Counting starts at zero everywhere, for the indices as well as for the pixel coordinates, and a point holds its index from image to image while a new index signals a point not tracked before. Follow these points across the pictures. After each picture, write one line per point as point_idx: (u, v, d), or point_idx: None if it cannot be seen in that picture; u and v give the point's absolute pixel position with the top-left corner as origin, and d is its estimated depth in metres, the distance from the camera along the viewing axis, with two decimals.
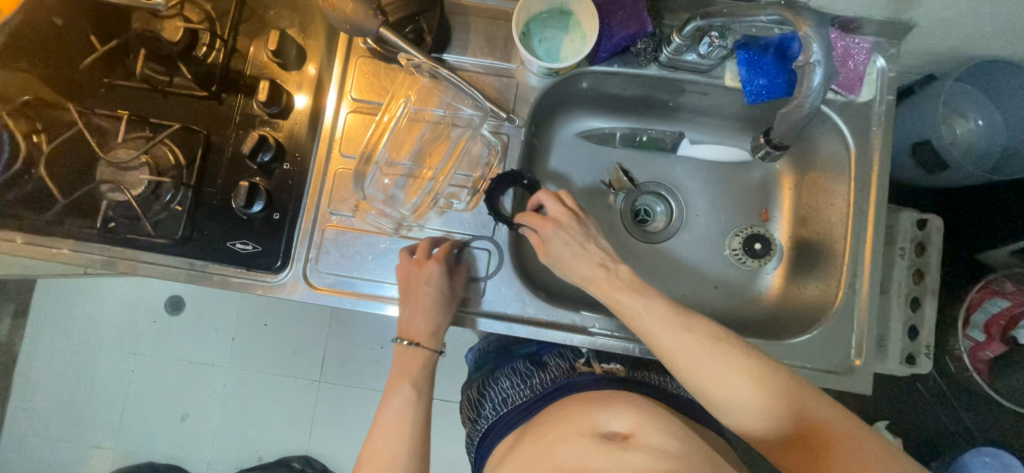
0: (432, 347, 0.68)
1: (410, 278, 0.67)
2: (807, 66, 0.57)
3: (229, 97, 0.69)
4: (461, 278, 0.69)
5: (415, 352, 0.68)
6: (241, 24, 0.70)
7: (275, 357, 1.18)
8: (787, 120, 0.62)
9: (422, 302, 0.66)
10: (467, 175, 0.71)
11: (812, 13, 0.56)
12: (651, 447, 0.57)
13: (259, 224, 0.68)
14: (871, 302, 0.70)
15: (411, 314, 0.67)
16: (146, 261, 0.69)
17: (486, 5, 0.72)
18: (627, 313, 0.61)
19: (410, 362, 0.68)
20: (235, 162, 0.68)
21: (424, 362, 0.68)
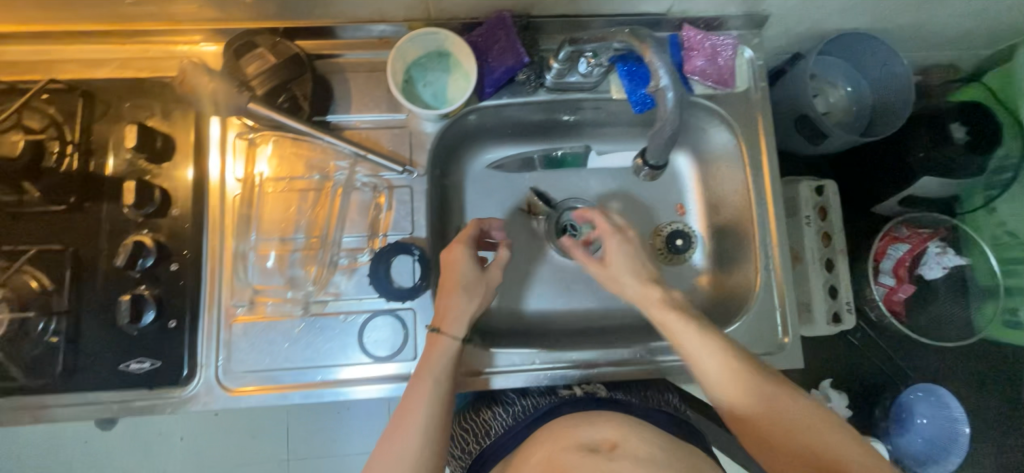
0: (455, 335, 0.61)
1: (446, 260, 0.65)
2: (659, 90, 0.57)
3: (92, 204, 0.63)
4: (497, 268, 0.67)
5: (436, 341, 0.61)
6: (94, 121, 0.64)
7: (228, 448, 1.03)
8: (657, 139, 0.61)
9: (450, 280, 0.64)
10: (359, 237, 0.67)
11: (655, 38, 0.56)
12: (636, 457, 0.54)
13: (152, 337, 0.62)
14: (786, 277, 0.73)
15: (441, 296, 0.64)
16: (27, 404, 0.61)
17: (364, 59, 0.70)
18: (629, 295, 0.63)
19: (432, 354, 0.60)
20: (112, 275, 0.62)
21: (447, 357, 0.60)
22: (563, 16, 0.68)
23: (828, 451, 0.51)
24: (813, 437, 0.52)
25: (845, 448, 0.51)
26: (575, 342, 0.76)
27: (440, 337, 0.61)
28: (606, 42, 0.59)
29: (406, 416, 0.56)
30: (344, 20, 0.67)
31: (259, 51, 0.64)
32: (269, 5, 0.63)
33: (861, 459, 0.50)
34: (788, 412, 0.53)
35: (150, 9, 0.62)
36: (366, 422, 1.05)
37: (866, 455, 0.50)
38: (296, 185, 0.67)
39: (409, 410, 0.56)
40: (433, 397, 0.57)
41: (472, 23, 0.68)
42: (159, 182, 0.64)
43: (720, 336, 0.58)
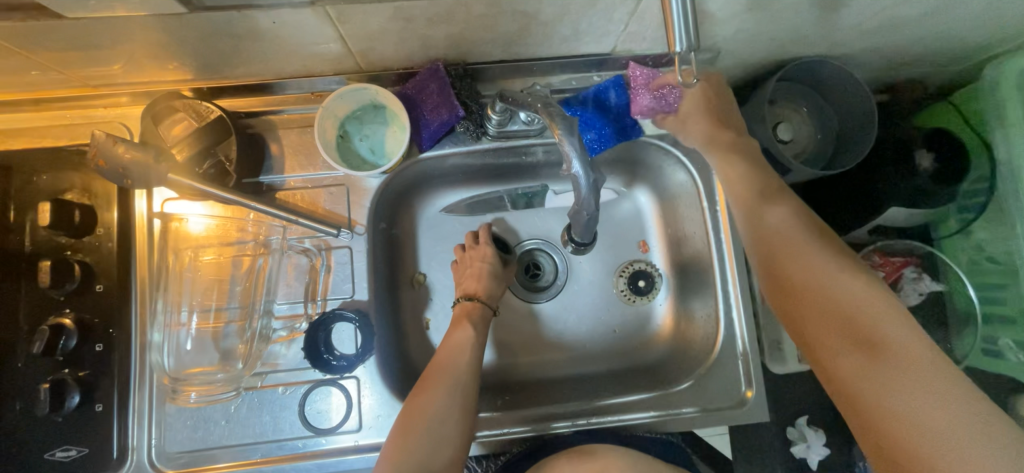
0: (489, 305, 0.69)
1: (469, 256, 0.72)
2: (572, 176, 0.54)
3: (6, 283, 0.59)
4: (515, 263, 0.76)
5: (469, 307, 0.68)
6: (8, 194, 0.60)
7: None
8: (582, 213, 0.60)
9: (476, 271, 0.70)
10: (292, 303, 0.64)
11: (567, 120, 0.52)
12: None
13: (75, 424, 0.59)
14: (748, 321, 0.70)
15: (466, 281, 0.70)
16: None
17: (297, 114, 0.67)
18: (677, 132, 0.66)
19: (467, 315, 0.68)
20: (31, 360, 0.58)
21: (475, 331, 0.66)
22: (503, 61, 0.66)
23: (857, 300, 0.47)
24: (846, 282, 0.49)
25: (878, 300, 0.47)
26: (537, 398, 0.73)
27: (475, 305, 0.68)
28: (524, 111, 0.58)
29: (431, 378, 0.60)
30: (271, 77, 0.64)
31: (178, 114, 0.62)
32: (187, 67, 0.60)
33: (892, 316, 0.46)
34: (814, 257, 0.51)
35: (63, 78, 0.59)
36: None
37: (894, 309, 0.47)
38: (230, 251, 0.64)
39: (435, 372, 0.61)
40: (464, 366, 0.61)
41: (407, 73, 0.65)
42: (81, 257, 0.61)
43: (763, 176, 0.59)
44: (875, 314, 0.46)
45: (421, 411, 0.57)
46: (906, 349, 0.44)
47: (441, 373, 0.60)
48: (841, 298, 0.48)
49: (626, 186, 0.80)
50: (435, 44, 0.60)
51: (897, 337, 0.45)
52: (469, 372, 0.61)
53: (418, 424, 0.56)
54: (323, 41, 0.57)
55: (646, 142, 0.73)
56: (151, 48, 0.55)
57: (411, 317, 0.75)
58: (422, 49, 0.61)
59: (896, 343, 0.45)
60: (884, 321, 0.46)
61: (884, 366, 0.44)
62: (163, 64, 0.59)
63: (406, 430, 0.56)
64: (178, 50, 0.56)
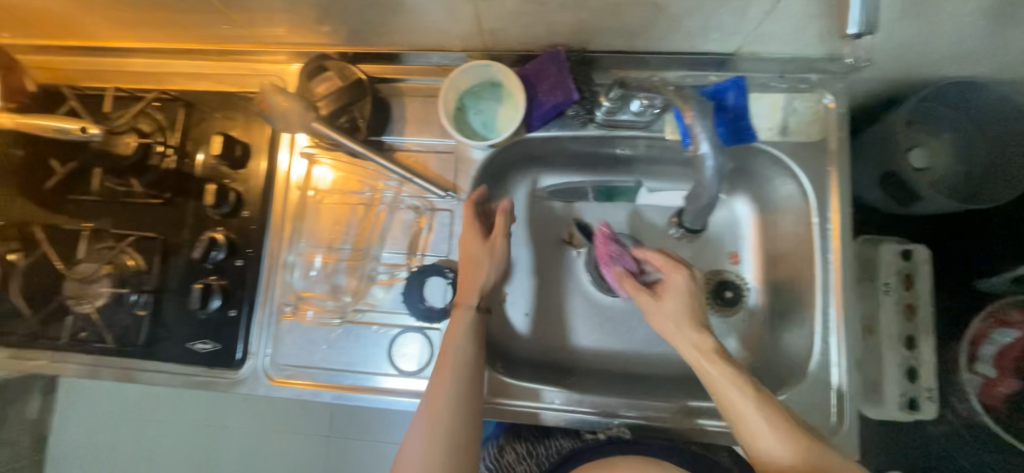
0: (471, 301, 0.65)
1: (466, 243, 0.67)
2: (697, 156, 0.57)
3: (183, 200, 0.72)
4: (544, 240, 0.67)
5: (457, 314, 0.65)
6: (191, 127, 0.73)
7: (281, 417, 1.10)
8: (695, 201, 0.63)
9: (470, 260, 0.67)
10: (397, 253, 0.71)
11: (699, 101, 0.55)
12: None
13: (214, 322, 0.70)
14: (847, 357, 0.64)
15: (463, 274, 0.67)
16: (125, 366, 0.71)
17: (422, 85, 0.74)
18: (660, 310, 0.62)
19: (455, 327, 0.64)
20: (191, 265, 0.71)
21: (471, 313, 0.65)
22: (620, 52, 0.67)
23: (778, 421, 0.54)
24: (742, 401, 0.56)
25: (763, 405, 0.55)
26: (600, 385, 0.74)
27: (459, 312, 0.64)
28: (648, 93, 0.60)
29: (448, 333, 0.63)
30: (406, 48, 0.71)
31: (327, 74, 0.70)
32: (340, 32, 0.68)
33: (778, 439, 0.53)
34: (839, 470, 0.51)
35: (242, 33, 0.70)
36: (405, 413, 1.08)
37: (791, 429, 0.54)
38: (349, 200, 0.72)
39: (450, 333, 0.63)
40: (465, 328, 0.63)
41: (529, 55, 0.68)
42: (235, 186, 0.72)
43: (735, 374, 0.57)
44: (783, 447, 0.53)
45: (445, 372, 0.61)
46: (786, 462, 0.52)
47: (456, 331, 0.63)
48: (744, 422, 0.55)
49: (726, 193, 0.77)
50: (560, 29, 0.62)
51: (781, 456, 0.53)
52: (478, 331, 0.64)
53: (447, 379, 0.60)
54: (459, 18, 0.62)
55: (758, 149, 0.69)
56: (317, 12, 0.64)
57: (492, 286, 0.79)
58: (547, 33, 0.64)
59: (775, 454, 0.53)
60: (766, 438, 0.54)
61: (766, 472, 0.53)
62: (321, 28, 0.68)
63: (442, 390, 0.60)
64: (337, 16, 0.64)
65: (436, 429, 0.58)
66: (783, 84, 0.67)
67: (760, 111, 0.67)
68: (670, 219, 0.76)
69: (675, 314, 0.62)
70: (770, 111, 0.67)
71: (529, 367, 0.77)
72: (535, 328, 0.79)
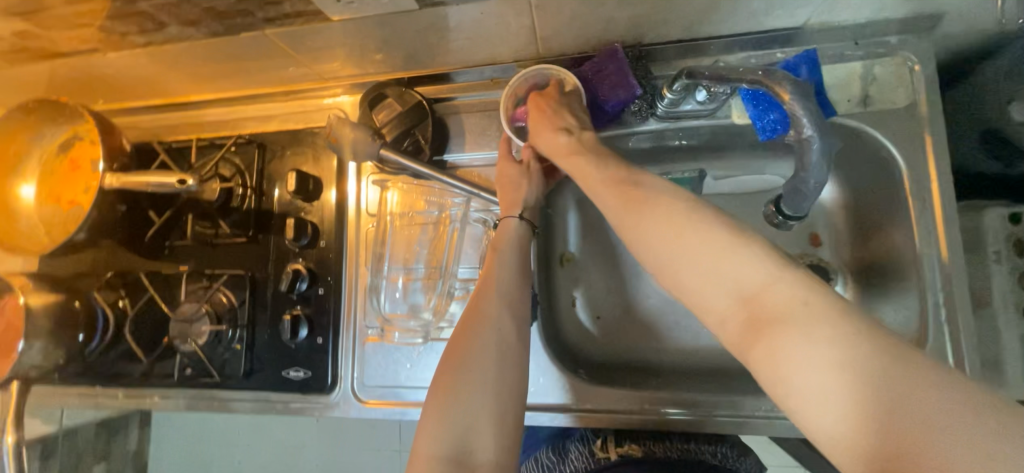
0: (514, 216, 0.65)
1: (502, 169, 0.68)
2: (802, 141, 0.54)
3: (264, 236, 0.76)
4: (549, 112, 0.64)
5: (503, 224, 0.65)
6: (266, 166, 0.78)
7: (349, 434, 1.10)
8: (803, 187, 0.58)
9: (508, 179, 0.67)
10: (471, 268, 0.71)
11: (795, 83, 0.52)
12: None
13: (305, 349, 0.73)
14: (967, 335, 0.59)
15: (502, 192, 0.67)
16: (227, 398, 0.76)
17: (476, 100, 0.75)
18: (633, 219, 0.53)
19: (500, 233, 0.65)
20: (278, 297, 0.74)
21: (513, 234, 0.64)
22: (678, 42, 0.65)
23: (779, 304, 0.42)
24: (763, 299, 0.43)
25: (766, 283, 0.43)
26: (687, 385, 0.71)
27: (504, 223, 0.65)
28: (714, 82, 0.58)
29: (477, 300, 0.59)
30: (461, 66, 0.72)
31: (388, 100, 0.73)
32: (397, 59, 0.70)
33: (833, 350, 0.38)
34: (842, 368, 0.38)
35: (306, 72, 0.74)
36: None
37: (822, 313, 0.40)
38: (417, 220, 0.74)
39: (480, 298, 0.59)
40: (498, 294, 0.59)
41: (581, 57, 0.68)
42: (311, 217, 0.76)
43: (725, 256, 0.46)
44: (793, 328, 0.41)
45: (465, 337, 0.55)
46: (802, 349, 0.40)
47: (483, 297, 0.59)
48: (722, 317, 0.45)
49: None
50: (617, 26, 0.62)
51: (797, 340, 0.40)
52: (509, 299, 0.59)
53: (463, 346, 0.55)
54: (514, 30, 0.62)
55: (839, 123, 0.64)
56: (377, 43, 0.66)
57: (564, 293, 0.80)
58: (604, 32, 0.63)
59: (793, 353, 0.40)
60: (790, 339, 0.40)
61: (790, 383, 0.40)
62: (380, 57, 0.70)
63: (457, 354, 0.54)
64: (396, 44, 0.66)
65: (459, 375, 0.53)
66: (858, 51, 0.63)
67: (835, 82, 0.64)
68: (771, 208, 0.68)
69: (629, 198, 0.54)
70: (847, 82, 0.64)
71: (609, 369, 0.76)
72: (613, 329, 0.78)
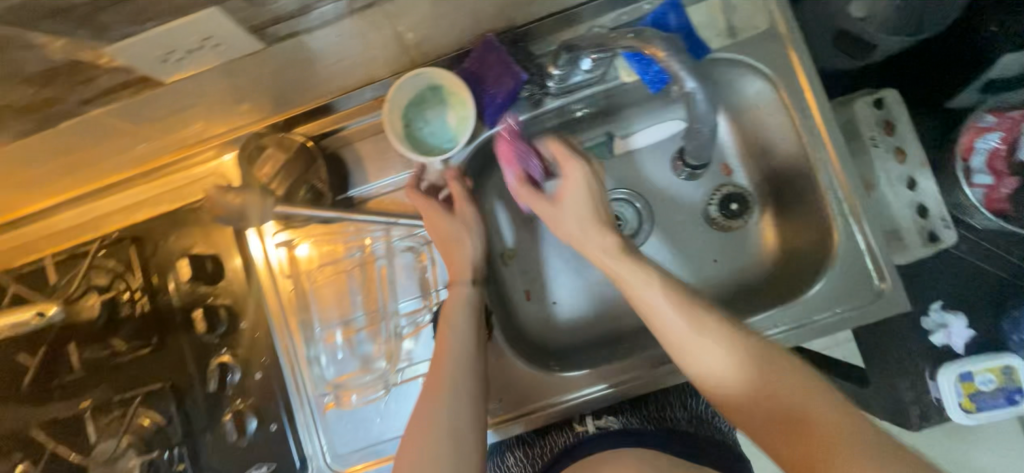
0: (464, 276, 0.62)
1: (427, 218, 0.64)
2: (687, 93, 0.58)
3: (172, 337, 0.67)
4: (567, 201, 0.58)
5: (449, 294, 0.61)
6: (149, 261, 0.68)
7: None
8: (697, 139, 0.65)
9: (432, 213, 0.63)
10: (412, 301, 0.67)
11: (663, 39, 0.56)
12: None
13: (261, 442, 0.66)
14: (870, 220, 0.64)
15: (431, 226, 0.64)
16: None
17: (367, 124, 0.69)
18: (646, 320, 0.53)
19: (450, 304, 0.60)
20: (211, 397, 0.66)
21: (462, 303, 0.60)
22: (551, 15, 0.64)
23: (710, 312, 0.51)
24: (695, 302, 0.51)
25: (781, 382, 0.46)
26: (652, 342, 0.72)
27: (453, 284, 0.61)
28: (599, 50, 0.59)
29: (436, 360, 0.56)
30: (337, 94, 0.66)
31: (267, 150, 0.65)
32: (264, 105, 0.63)
33: (731, 341, 0.49)
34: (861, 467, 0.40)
35: (162, 144, 0.65)
36: None
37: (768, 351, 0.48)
38: (341, 267, 0.68)
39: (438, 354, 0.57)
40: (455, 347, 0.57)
41: (460, 54, 0.64)
42: (222, 300, 0.67)
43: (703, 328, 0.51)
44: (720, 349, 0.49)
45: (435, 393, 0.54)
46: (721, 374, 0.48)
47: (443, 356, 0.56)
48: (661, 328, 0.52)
49: None
50: (485, 14, 0.59)
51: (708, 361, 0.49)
52: (468, 341, 0.58)
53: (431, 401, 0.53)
54: (380, 43, 0.58)
55: (717, 59, 0.67)
56: (233, 93, 0.59)
57: (517, 290, 0.77)
58: (473, 23, 0.60)
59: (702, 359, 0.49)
60: (706, 351, 0.49)
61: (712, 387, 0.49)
62: (242, 107, 0.62)
63: (424, 411, 0.53)
64: (255, 89, 0.59)
65: (432, 427, 0.51)
66: None
67: (701, 21, 0.66)
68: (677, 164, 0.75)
69: (576, 218, 0.58)
70: (711, 18, 0.66)
71: (580, 351, 0.75)
72: (574, 308, 0.77)
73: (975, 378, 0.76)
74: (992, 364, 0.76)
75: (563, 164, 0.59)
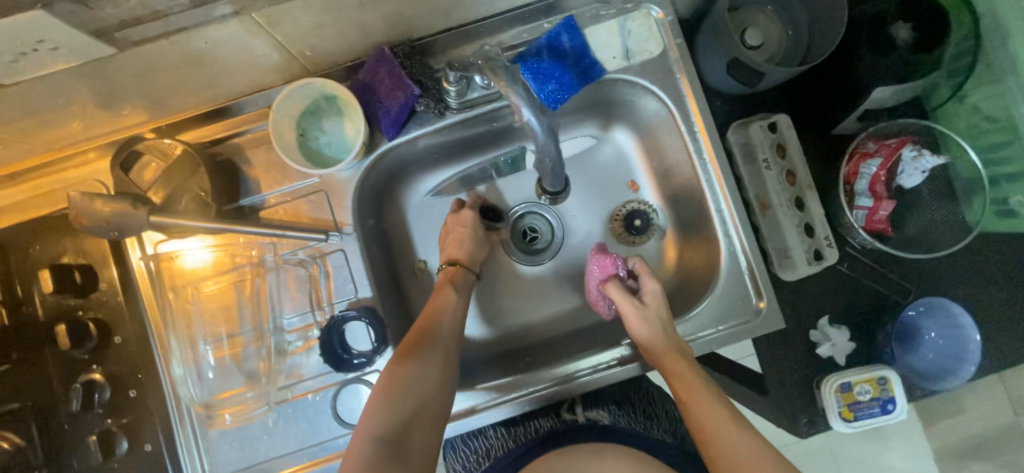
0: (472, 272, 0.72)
1: (452, 225, 0.74)
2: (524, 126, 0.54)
3: (36, 352, 0.62)
4: (651, 303, 0.67)
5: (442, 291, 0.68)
6: (11, 272, 0.62)
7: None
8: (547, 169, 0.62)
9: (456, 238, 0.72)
10: (298, 317, 0.66)
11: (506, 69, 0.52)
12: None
13: (132, 464, 0.62)
14: (750, 241, 0.68)
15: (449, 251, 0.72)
16: None
17: (263, 130, 0.66)
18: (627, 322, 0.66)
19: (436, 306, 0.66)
20: (76, 417, 0.62)
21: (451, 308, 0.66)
22: (449, 30, 0.65)
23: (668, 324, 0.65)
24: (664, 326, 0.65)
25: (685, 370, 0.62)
26: (552, 358, 0.73)
27: (457, 268, 0.70)
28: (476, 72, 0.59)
29: (405, 357, 0.59)
30: (227, 98, 0.64)
31: (146, 157, 0.62)
32: (142, 108, 0.60)
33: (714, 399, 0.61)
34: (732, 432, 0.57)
35: (27, 146, 0.60)
36: None
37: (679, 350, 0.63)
38: (230, 279, 0.66)
39: (409, 353, 0.60)
40: (427, 350, 0.60)
41: (355, 65, 0.64)
42: (93, 314, 0.63)
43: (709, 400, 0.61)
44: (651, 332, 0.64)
45: (394, 385, 0.57)
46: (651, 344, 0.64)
47: (413, 354, 0.60)
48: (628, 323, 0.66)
49: (603, 129, 0.79)
50: (375, 27, 0.59)
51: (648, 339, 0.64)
52: (436, 345, 0.61)
53: (392, 393, 0.56)
54: (263, 53, 0.56)
55: (612, 80, 0.69)
56: (101, 97, 0.55)
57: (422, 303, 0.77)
58: (364, 36, 0.60)
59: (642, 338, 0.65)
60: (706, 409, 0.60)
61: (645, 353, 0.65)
62: (117, 111, 0.59)
63: (381, 398, 0.56)
64: (126, 94, 0.56)
65: (399, 383, 0.57)
66: (612, 10, 0.68)
67: (599, 42, 0.68)
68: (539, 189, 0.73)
69: (646, 322, 0.65)
70: (608, 40, 0.68)
71: (482, 367, 0.74)
72: (482, 318, 0.78)
73: (854, 388, 0.82)
74: (868, 375, 0.83)
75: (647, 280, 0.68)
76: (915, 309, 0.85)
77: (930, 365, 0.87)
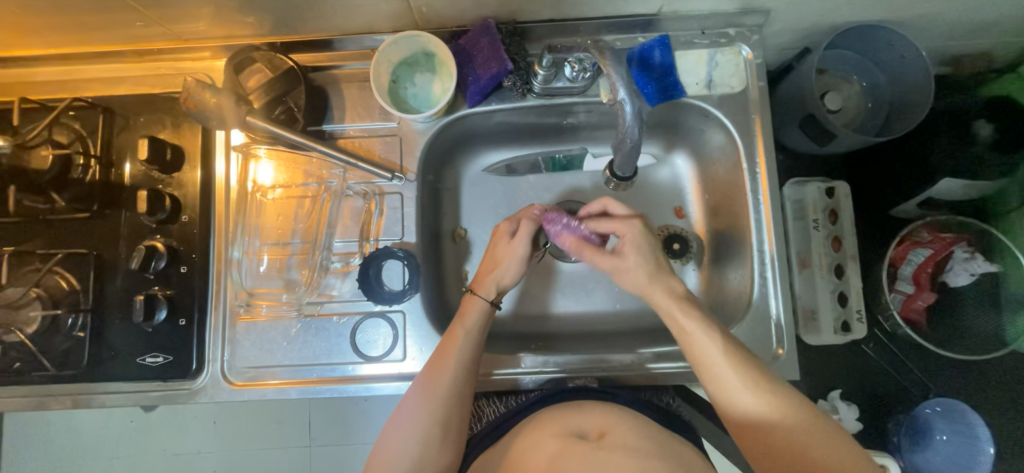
0: (488, 296, 0.66)
1: (499, 241, 0.69)
2: (617, 104, 0.58)
3: (113, 211, 0.68)
4: (629, 252, 0.62)
5: (470, 300, 0.66)
6: (114, 136, 0.69)
7: (254, 433, 1.10)
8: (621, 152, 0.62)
9: (498, 255, 0.68)
10: (346, 242, 0.70)
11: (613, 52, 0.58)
12: (624, 448, 0.55)
13: (164, 333, 0.67)
14: (782, 287, 0.69)
15: (490, 268, 0.68)
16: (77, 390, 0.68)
17: (359, 69, 0.72)
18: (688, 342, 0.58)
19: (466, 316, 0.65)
20: (130, 277, 0.67)
21: (481, 316, 0.65)
22: (550, 21, 0.69)
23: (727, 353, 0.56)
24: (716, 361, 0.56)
25: (813, 439, 0.52)
26: (561, 348, 0.75)
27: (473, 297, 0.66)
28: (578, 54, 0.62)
29: (440, 364, 0.62)
30: (339, 33, 0.70)
31: (257, 65, 0.68)
32: (266, 22, 0.66)
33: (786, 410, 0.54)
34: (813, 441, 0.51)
35: (159, 31, 0.67)
36: (384, 407, 1.10)
37: (808, 419, 0.53)
38: (295, 193, 0.71)
39: (444, 360, 0.62)
40: (461, 358, 0.62)
41: (459, 31, 0.69)
42: (171, 191, 0.69)
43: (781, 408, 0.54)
44: (766, 407, 0.53)
45: (434, 393, 0.61)
46: (774, 421, 0.53)
47: (449, 363, 0.62)
48: (726, 398, 0.56)
49: (665, 151, 0.82)
50: (487, 1, 0.64)
51: (768, 415, 0.53)
52: (461, 364, 0.62)
53: (431, 403, 0.61)
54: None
55: (689, 104, 0.72)
56: (237, 2, 0.62)
57: (452, 267, 0.80)
58: (475, 6, 0.65)
59: (760, 413, 0.53)
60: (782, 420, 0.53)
61: (753, 430, 0.54)
62: (244, 18, 0.65)
63: (418, 416, 0.60)
64: (259, 5, 0.62)
65: (430, 401, 0.61)
66: (705, 40, 0.71)
67: (686, 67, 0.71)
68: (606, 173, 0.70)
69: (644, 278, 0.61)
70: (695, 66, 0.71)
71: (493, 338, 0.77)
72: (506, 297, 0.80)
73: None
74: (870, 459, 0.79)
75: (623, 229, 0.63)
76: (931, 408, 0.84)
77: (938, 467, 0.85)
